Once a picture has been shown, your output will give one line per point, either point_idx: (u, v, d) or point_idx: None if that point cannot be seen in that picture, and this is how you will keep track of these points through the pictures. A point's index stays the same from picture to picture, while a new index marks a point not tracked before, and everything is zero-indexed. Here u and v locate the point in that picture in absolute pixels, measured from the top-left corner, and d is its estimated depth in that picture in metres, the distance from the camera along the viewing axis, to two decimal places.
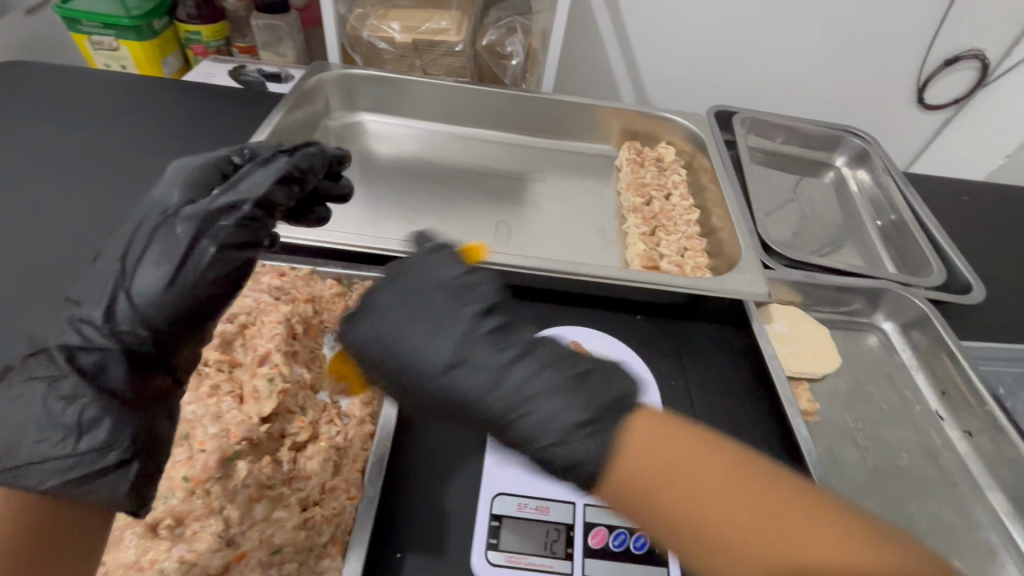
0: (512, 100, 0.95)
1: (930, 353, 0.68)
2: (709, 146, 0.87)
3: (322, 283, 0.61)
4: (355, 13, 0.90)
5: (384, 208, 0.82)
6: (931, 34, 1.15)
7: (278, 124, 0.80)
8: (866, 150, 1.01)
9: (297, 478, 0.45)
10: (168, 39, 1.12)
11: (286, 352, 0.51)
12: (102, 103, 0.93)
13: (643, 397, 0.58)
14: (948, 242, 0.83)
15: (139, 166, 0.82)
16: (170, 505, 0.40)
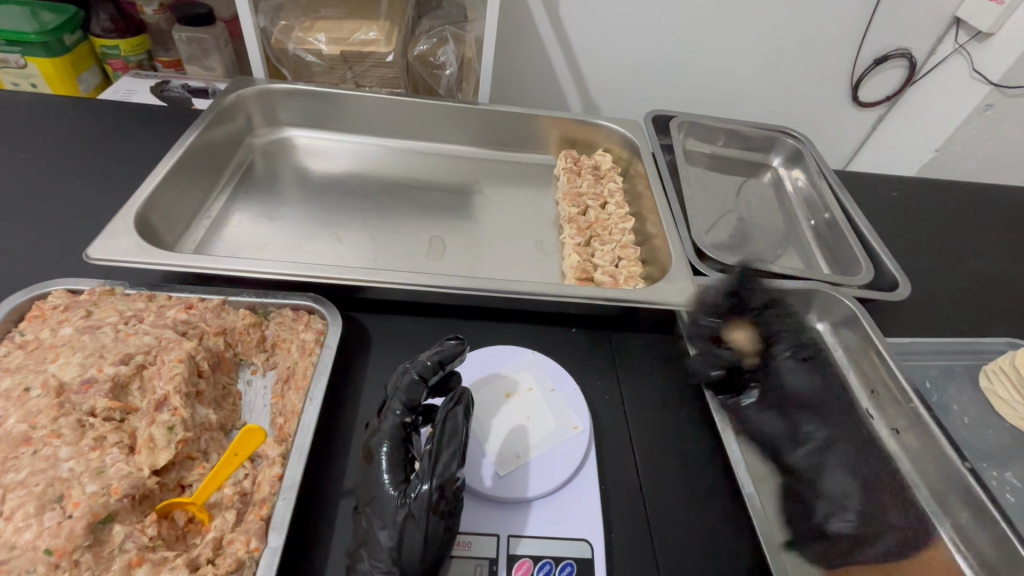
0: (447, 111, 0.93)
1: (859, 352, 0.69)
2: (644, 153, 0.87)
3: (235, 313, 0.57)
4: (279, 26, 0.86)
5: (312, 227, 0.78)
6: (860, 36, 1.19)
7: (193, 143, 0.76)
8: (800, 151, 1.02)
9: (193, 531, 0.43)
10: (82, 55, 1.05)
11: (189, 393, 0.48)
12: (3, 126, 0.86)
13: (574, 413, 0.55)
14: (876, 239, 0.85)
15: (40, 193, 0.76)
16: None
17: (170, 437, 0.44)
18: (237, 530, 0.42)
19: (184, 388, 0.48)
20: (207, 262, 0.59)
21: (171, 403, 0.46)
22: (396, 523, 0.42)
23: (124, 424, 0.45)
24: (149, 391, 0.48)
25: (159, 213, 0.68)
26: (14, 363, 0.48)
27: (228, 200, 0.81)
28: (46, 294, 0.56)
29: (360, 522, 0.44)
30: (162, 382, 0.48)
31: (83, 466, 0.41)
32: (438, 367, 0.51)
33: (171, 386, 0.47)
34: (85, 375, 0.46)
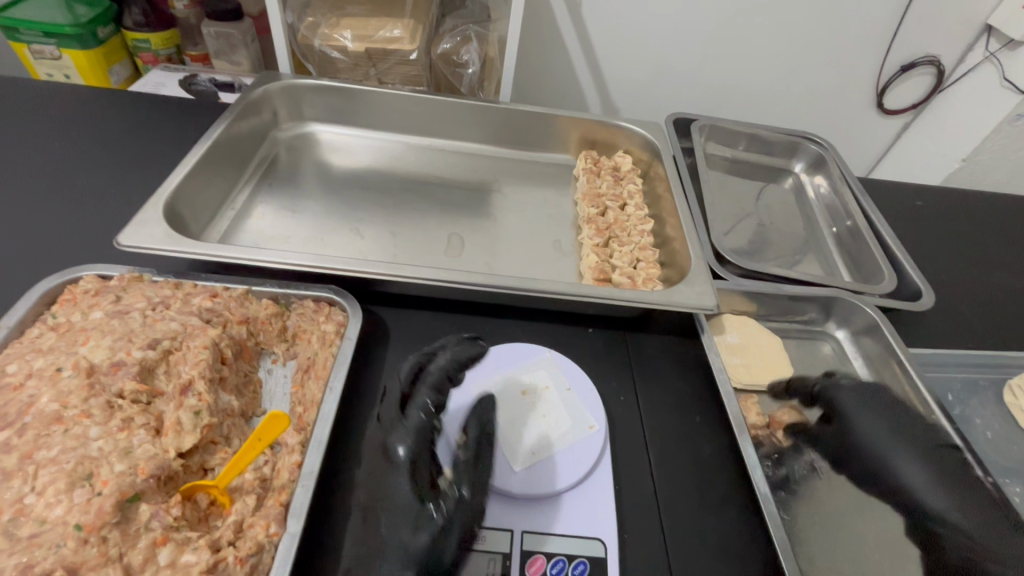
0: (468, 110, 0.93)
1: (880, 361, 0.68)
2: (665, 155, 0.87)
3: (258, 303, 0.58)
4: (305, 22, 0.87)
5: (333, 221, 0.79)
6: (886, 42, 1.17)
7: (219, 136, 0.77)
8: (823, 157, 1.01)
9: (215, 513, 0.44)
10: (115, 47, 1.08)
11: (215, 379, 0.50)
12: (38, 115, 0.89)
13: (590, 412, 0.55)
14: (900, 248, 0.83)
15: (73, 181, 0.78)
16: (62, 556, 0.36)
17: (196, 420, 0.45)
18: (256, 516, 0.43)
19: (209, 374, 0.49)
20: (232, 252, 0.60)
21: (197, 386, 0.48)
22: (430, 521, 0.43)
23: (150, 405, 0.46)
24: (176, 374, 0.49)
25: (187, 203, 0.70)
26: (47, 344, 0.49)
27: (252, 193, 0.82)
28: (77, 278, 0.57)
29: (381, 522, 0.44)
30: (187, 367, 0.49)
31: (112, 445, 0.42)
32: (450, 377, 0.53)
33: (198, 371, 0.49)
34: (114, 358, 0.48)
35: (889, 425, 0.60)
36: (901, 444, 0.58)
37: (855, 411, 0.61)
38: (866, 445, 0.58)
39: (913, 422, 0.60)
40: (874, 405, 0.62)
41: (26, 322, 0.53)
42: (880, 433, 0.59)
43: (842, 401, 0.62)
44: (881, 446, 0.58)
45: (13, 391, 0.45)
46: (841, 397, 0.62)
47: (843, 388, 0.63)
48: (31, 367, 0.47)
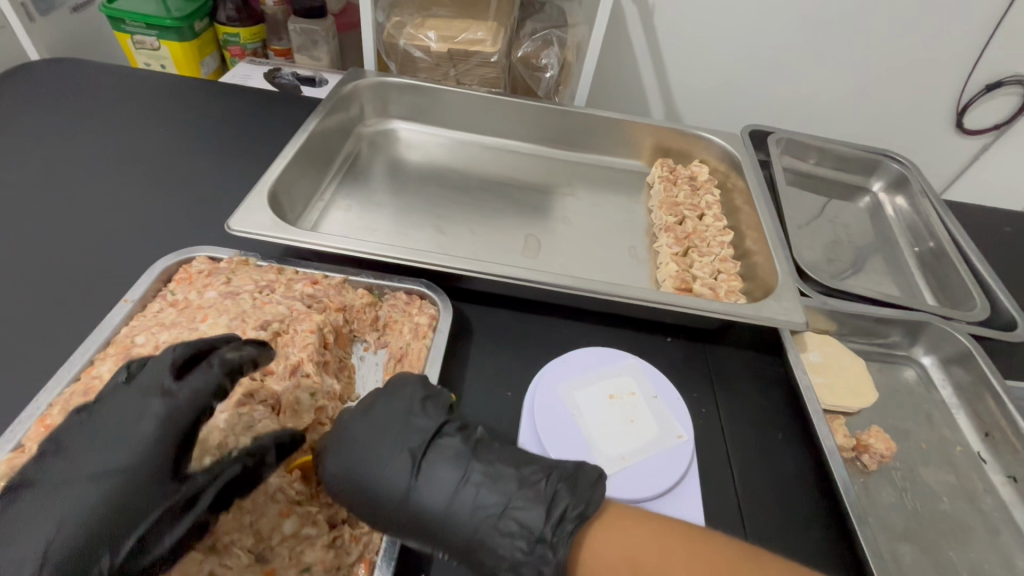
0: (545, 113, 0.94)
1: (972, 391, 0.66)
2: (745, 167, 0.86)
3: (354, 292, 0.61)
4: (392, 21, 0.90)
5: (414, 215, 0.82)
6: (974, 59, 1.12)
7: (313, 130, 0.80)
8: (905, 176, 0.98)
9: (323, 493, 0.45)
10: (207, 40, 1.13)
11: (240, 372, 0.43)
12: (141, 102, 0.94)
13: (677, 421, 0.55)
14: (990, 274, 0.80)
15: (175, 165, 0.83)
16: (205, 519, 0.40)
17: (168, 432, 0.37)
18: (25, 518, 0.33)
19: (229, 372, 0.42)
20: (332, 241, 0.62)
21: (195, 386, 0.39)
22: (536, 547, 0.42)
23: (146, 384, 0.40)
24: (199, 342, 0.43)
25: (284, 192, 0.73)
26: (169, 319, 0.53)
27: (337, 185, 0.85)
28: (190, 259, 0.61)
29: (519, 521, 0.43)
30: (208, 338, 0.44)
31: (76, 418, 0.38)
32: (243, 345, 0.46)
33: (213, 363, 0.41)
34: (232, 336, 0.50)
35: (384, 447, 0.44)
36: (466, 486, 0.42)
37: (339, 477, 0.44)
38: (409, 497, 0.42)
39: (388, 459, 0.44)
40: (376, 436, 0.45)
41: (147, 297, 0.57)
42: (359, 484, 0.43)
43: (335, 469, 0.43)
44: (385, 503, 0.42)
45: None
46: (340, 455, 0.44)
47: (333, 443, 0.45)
48: (158, 340, 0.50)
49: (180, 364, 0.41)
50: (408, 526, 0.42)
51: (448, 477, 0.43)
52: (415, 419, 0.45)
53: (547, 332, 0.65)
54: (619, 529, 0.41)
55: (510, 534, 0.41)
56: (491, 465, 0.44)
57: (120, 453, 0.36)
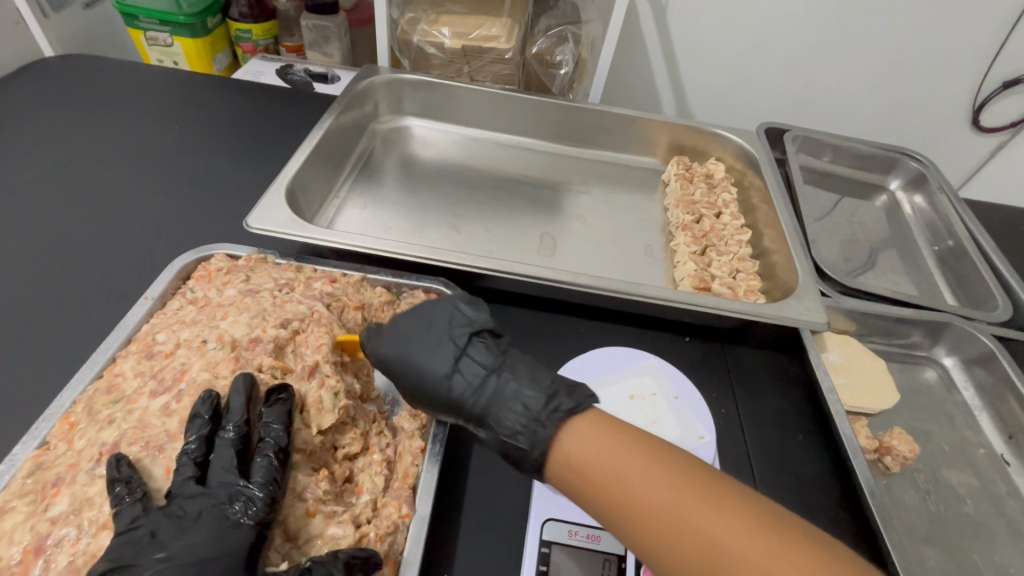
0: (560, 110, 0.94)
1: (996, 394, 0.65)
2: (762, 165, 0.85)
3: (372, 290, 0.61)
4: (406, 17, 0.89)
5: (429, 213, 0.81)
6: (993, 55, 1.11)
7: (329, 128, 0.80)
8: (924, 175, 0.97)
9: (349, 491, 0.45)
10: (219, 37, 1.13)
11: (291, 429, 0.44)
12: (156, 98, 0.94)
13: (700, 423, 0.55)
14: (1012, 274, 0.79)
15: (190, 163, 0.83)
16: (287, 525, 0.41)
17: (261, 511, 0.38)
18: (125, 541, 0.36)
19: (286, 437, 0.42)
20: (351, 240, 0.62)
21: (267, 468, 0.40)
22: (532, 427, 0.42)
23: (216, 483, 0.40)
24: (241, 413, 0.43)
25: (300, 190, 0.73)
26: (189, 317, 0.53)
27: (352, 183, 0.85)
28: (209, 256, 0.61)
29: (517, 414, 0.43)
30: (240, 397, 0.43)
31: (162, 515, 0.38)
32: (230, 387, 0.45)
33: (268, 437, 0.42)
34: (252, 334, 0.50)
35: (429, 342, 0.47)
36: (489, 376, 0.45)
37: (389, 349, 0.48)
38: (447, 377, 0.46)
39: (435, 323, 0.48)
40: (425, 333, 0.48)
41: (166, 295, 0.57)
42: (409, 360, 0.47)
43: (382, 352, 0.48)
44: (420, 380, 0.46)
45: (165, 358, 0.48)
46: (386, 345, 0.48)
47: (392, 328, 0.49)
48: (179, 338, 0.50)
49: (204, 417, 0.42)
50: (432, 399, 0.46)
51: (478, 364, 0.46)
52: (459, 319, 0.48)
53: (565, 331, 0.64)
54: (590, 433, 0.38)
55: (514, 412, 0.42)
56: (504, 360, 0.46)
57: (228, 542, 0.37)
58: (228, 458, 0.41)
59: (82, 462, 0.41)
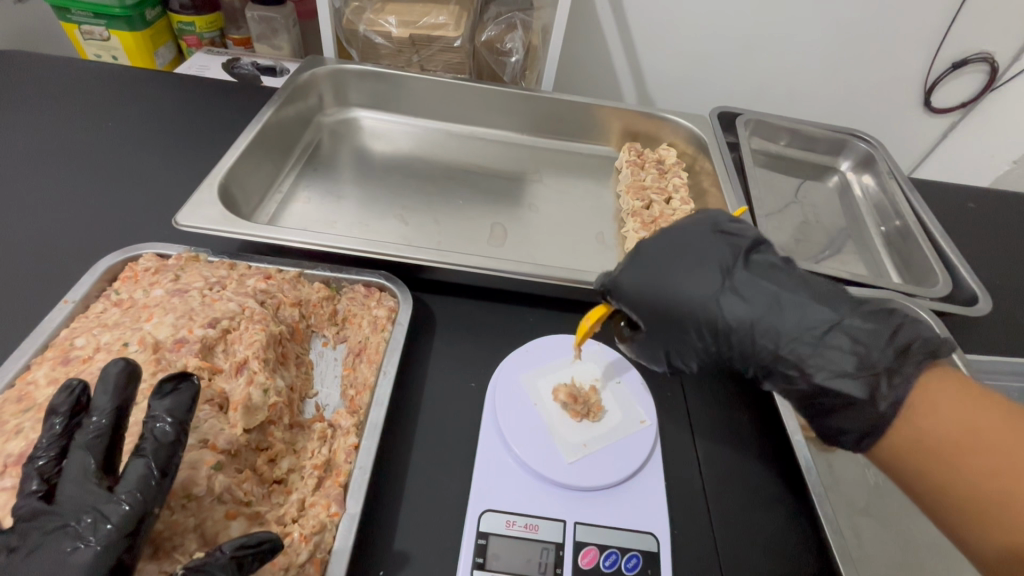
0: (511, 98, 0.92)
1: None
2: (712, 149, 0.85)
3: (310, 286, 0.59)
4: (350, 6, 0.86)
5: (379, 206, 0.80)
6: (940, 37, 1.12)
7: (269, 120, 0.78)
8: (872, 155, 0.98)
9: (277, 492, 0.45)
10: (160, 30, 1.09)
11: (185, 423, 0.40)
12: (91, 95, 0.90)
13: (642, 407, 0.55)
14: (954, 251, 0.81)
15: (127, 161, 0.80)
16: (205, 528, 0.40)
17: (121, 526, 0.34)
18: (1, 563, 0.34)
19: (168, 433, 0.38)
20: (286, 235, 0.60)
21: (134, 475, 0.36)
22: (838, 364, 0.42)
23: (69, 500, 0.36)
24: (109, 413, 0.38)
25: (237, 185, 0.71)
26: (111, 320, 0.50)
27: (297, 177, 0.83)
28: (136, 256, 0.58)
29: (823, 349, 0.43)
30: (107, 397, 0.39)
31: (4, 541, 0.35)
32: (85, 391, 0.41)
33: (148, 434, 0.38)
34: (177, 335, 0.48)
35: (696, 269, 0.47)
36: (781, 301, 0.44)
37: (656, 277, 0.47)
38: (718, 300, 0.46)
39: (707, 248, 0.48)
40: (681, 252, 0.48)
41: (90, 297, 0.54)
42: (670, 287, 0.47)
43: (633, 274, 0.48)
44: (670, 305, 0.46)
45: (83, 364, 0.46)
46: (642, 269, 0.48)
47: (644, 255, 0.49)
48: (99, 342, 0.48)
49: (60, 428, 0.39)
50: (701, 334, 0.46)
51: (760, 293, 0.45)
52: (725, 242, 0.48)
53: (511, 321, 0.64)
54: (947, 396, 0.38)
55: (839, 351, 0.42)
56: (791, 289, 0.45)
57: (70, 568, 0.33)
58: (83, 470, 0.37)
59: None
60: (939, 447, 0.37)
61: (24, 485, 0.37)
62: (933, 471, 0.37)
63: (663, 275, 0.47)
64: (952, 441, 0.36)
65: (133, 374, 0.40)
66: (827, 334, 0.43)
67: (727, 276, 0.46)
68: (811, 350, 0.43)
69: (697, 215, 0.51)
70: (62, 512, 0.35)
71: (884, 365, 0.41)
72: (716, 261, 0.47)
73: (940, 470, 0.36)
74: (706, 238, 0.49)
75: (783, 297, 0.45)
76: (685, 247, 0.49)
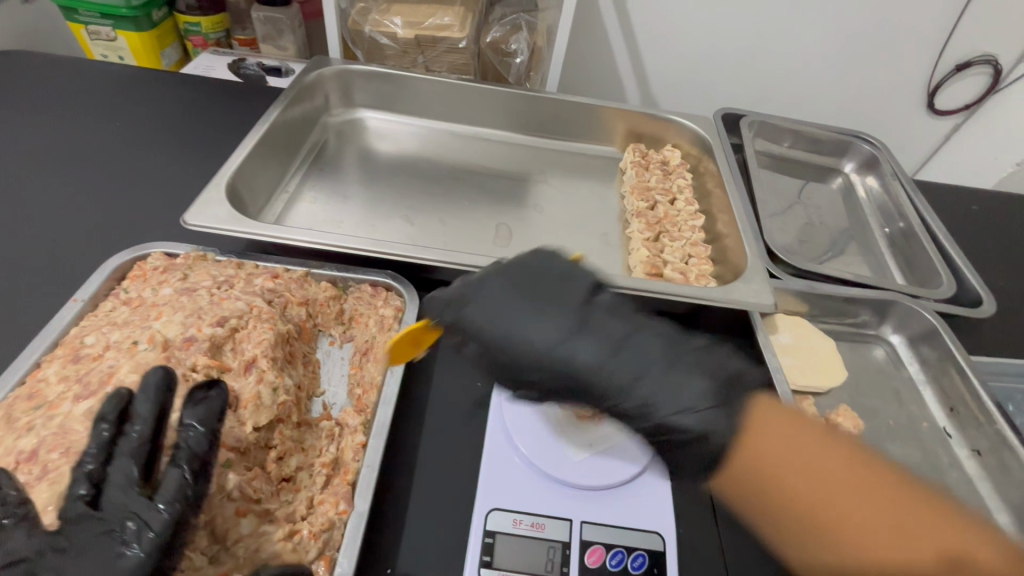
0: (516, 100, 0.93)
1: (938, 369, 0.67)
2: (716, 150, 0.85)
3: (317, 285, 0.59)
4: (356, 7, 0.86)
5: (384, 207, 0.80)
6: (943, 39, 1.13)
7: (275, 120, 0.78)
8: (876, 157, 0.98)
9: (286, 489, 0.45)
10: (167, 30, 1.10)
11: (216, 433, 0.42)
12: (98, 95, 0.91)
13: None
14: (958, 253, 0.81)
15: (134, 161, 0.80)
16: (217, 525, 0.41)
17: (162, 533, 0.36)
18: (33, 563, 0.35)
19: (202, 444, 0.40)
20: (293, 235, 0.60)
21: (172, 484, 0.37)
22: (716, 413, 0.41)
23: (113, 505, 0.37)
24: (149, 421, 0.40)
25: (245, 185, 0.71)
26: (121, 318, 0.51)
27: (303, 177, 0.83)
28: (145, 255, 0.59)
29: (701, 396, 0.42)
30: (148, 406, 0.40)
31: (49, 540, 0.36)
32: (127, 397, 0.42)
33: (183, 444, 0.39)
34: (186, 334, 0.48)
35: (534, 306, 0.45)
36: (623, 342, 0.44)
37: (508, 315, 0.45)
38: (563, 344, 0.44)
39: (535, 282, 0.47)
40: (534, 292, 0.46)
41: (99, 296, 0.55)
42: (513, 325, 0.44)
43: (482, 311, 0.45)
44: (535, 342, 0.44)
45: (93, 361, 0.46)
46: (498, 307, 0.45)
47: (501, 291, 0.46)
48: (108, 340, 0.48)
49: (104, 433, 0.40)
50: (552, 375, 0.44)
51: (601, 333, 0.44)
52: (561, 275, 0.47)
53: None
54: (772, 428, 0.41)
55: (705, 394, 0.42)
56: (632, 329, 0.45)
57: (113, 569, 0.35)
58: (125, 477, 0.38)
59: None
60: (778, 476, 0.39)
61: (72, 488, 0.37)
62: (767, 493, 0.40)
63: (516, 312, 0.45)
64: (785, 469, 0.39)
65: (170, 384, 0.42)
66: (708, 378, 0.42)
67: (565, 314, 0.45)
68: (679, 397, 0.42)
69: (537, 250, 0.50)
70: (107, 517, 0.36)
71: (737, 408, 0.42)
72: (557, 299, 0.46)
73: (790, 497, 0.39)
74: (540, 272, 0.48)
75: (627, 338, 0.44)
76: (532, 281, 0.47)
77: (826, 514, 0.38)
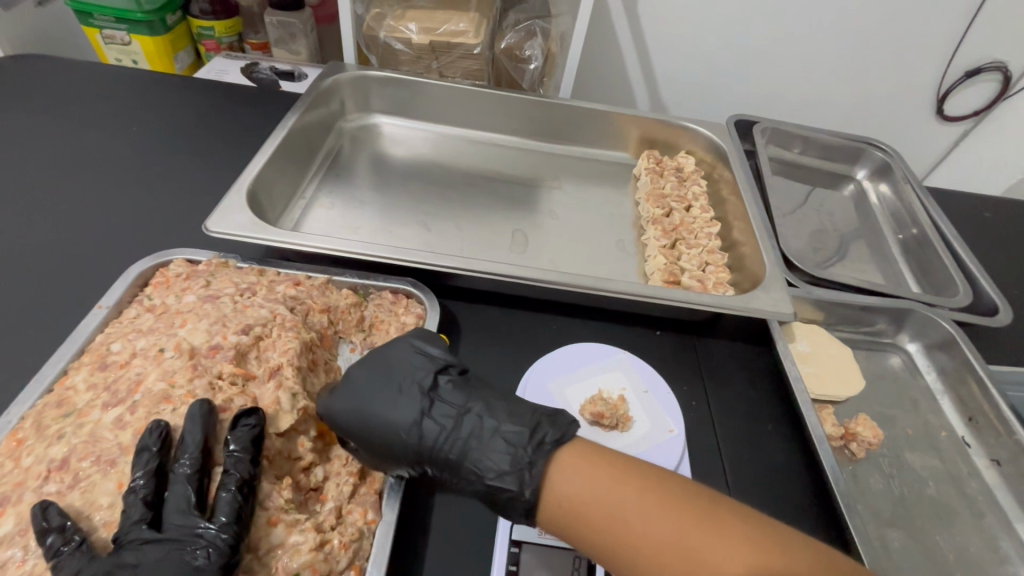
0: (530, 106, 0.93)
1: (957, 378, 0.67)
2: (731, 157, 0.85)
3: (338, 292, 0.60)
4: (372, 13, 0.86)
5: (400, 213, 0.80)
6: (954, 46, 1.13)
7: (293, 127, 0.78)
8: (889, 164, 0.99)
9: (314, 499, 0.46)
10: (180, 34, 1.10)
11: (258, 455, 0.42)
12: (114, 100, 0.91)
13: (669, 416, 0.56)
14: (973, 261, 0.81)
15: (150, 166, 0.80)
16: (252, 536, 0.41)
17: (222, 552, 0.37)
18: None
19: (250, 468, 0.41)
20: (313, 241, 0.60)
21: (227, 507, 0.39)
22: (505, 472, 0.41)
23: (174, 527, 0.38)
24: (198, 448, 0.41)
25: (263, 191, 0.71)
26: (146, 325, 0.51)
27: (319, 183, 0.83)
28: (167, 262, 0.59)
29: (494, 457, 0.42)
30: (196, 433, 0.41)
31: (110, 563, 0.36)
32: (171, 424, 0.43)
33: (231, 468, 0.40)
34: (212, 341, 0.48)
35: (394, 391, 0.46)
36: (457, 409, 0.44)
37: (371, 408, 0.45)
38: (420, 423, 0.44)
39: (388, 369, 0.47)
40: (390, 378, 0.46)
41: (122, 303, 0.55)
42: (371, 415, 0.45)
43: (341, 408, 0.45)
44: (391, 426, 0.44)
45: (121, 368, 0.47)
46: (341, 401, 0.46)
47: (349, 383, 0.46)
48: (135, 347, 0.48)
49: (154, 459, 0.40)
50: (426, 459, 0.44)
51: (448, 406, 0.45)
52: (409, 354, 0.48)
53: (535, 328, 0.64)
54: (578, 464, 0.39)
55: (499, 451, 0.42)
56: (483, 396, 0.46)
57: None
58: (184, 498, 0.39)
59: (30, 479, 0.40)
60: (585, 507, 0.37)
61: (129, 513, 0.38)
62: (582, 531, 0.37)
63: (366, 405, 0.45)
64: (583, 498, 0.37)
65: (212, 410, 0.43)
66: (497, 438, 0.42)
67: (392, 393, 0.45)
68: (496, 461, 0.41)
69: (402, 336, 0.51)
70: (170, 538, 0.38)
71: (525, 450, 0.41)
72: (379, 380, 0.46)
73: (581, 524, 0.37)
74: (403, 357, 0.48)
75: (465, 405, 0.45)
76: (385, 369, 0.47)
77: (626, 535, 0.35)
